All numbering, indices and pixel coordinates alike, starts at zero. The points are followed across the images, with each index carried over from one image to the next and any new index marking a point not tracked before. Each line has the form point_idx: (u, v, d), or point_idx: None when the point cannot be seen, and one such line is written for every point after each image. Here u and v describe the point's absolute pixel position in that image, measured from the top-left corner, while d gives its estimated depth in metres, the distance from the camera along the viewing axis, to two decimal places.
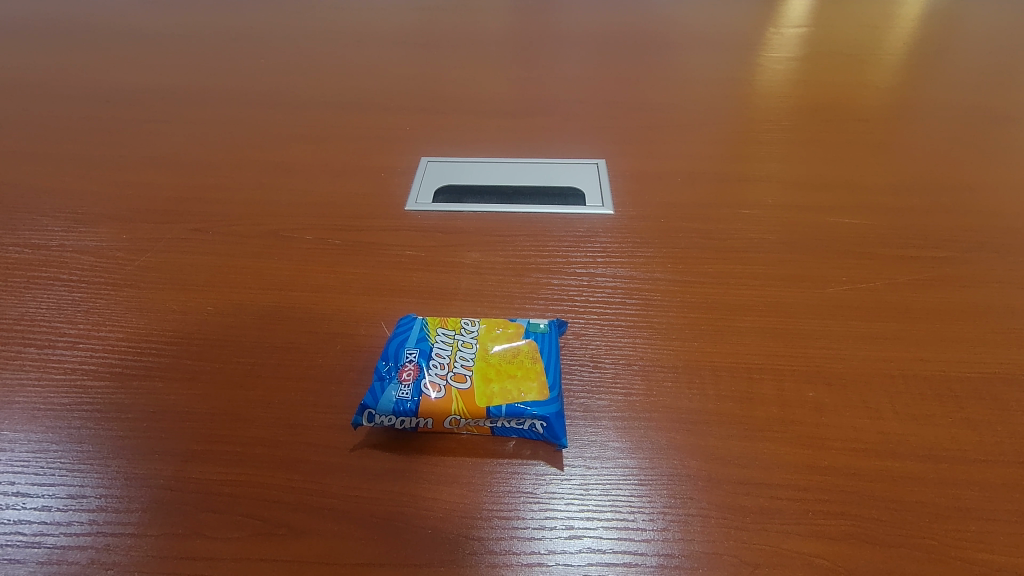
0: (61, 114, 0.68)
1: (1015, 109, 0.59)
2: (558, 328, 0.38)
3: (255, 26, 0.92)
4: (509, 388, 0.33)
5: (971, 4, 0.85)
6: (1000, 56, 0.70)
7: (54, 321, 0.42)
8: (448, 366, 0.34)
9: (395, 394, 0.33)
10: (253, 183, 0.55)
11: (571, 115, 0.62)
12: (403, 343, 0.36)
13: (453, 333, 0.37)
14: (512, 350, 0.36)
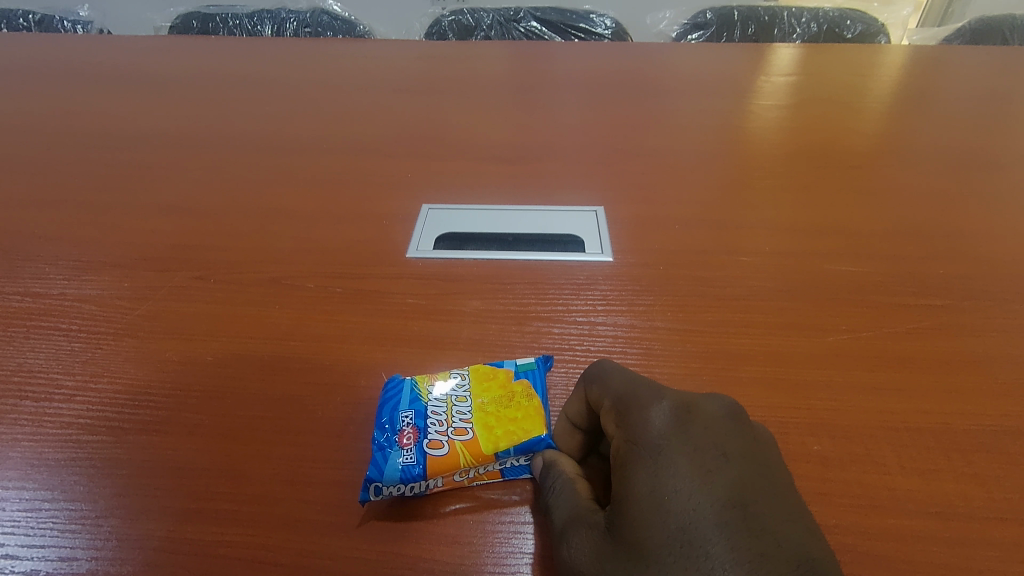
0: (65, 161, 0.69)
1: (1005, 155, 0.60)
2: (546, 362, 0.38)
3: (260, 72, 0.94)
4: (513, 434, 0.33)
5: (957, 51, 0.87)
6: (989, 101, 0.71)
7: (52, 373, 0.41)
8: (444, 425, 0.34)
9: (400, 460, 0.32)
10: (254, 230, 0.56)
11: (569, 161, 0.63)
12: (391, 404, 0.35)
13: (444, 390, 0.37)
14: (504, 395, 0.36)
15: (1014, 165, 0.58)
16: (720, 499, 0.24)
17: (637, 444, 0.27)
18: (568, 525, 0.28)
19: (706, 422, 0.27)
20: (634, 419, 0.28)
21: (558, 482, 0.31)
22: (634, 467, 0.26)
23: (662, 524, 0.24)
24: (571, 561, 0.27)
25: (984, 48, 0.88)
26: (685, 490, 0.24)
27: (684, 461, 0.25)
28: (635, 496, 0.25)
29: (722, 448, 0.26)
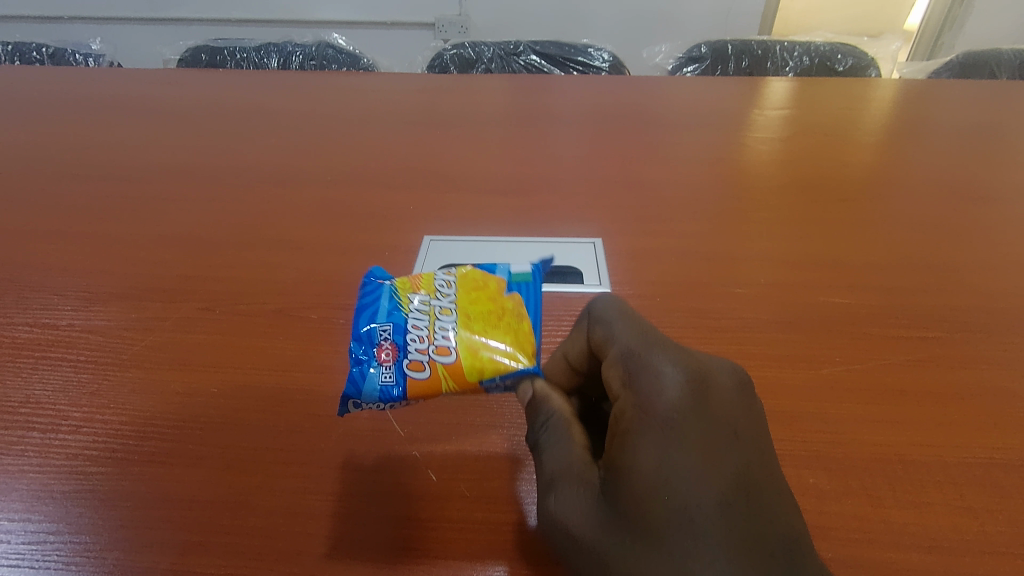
0: (75, 193, 0.71)
1: (994, 188, 0.61)
2: (539, 280, 0.40)
3: (266, 105, 0.96)
4: (496, 347, 0.35)
5: (946, 85, 0.89)
6: (978, 135, 0.72)
7: (59, 404, 0.42)
8: (426, 338, 0.35)
9: (379, 380, 0.34)
10: (259, 262, 0.57)
11: (568, 193, 0.64)
12: (372, 313, 0.36)
13: (427, 298, 0.38)
14: (491, 304, 0.38)
15: (1004, 198, 0.59)
16: (725, 483, 0.26)
17: (646, 412, 0.28)
18: (558, 475, 0.30)
19: (717, 397, 0.29)
20: (646, 383, 0.29)
21: (551, 424, 0.33)
22: (644, 436, 0.27)
23: (671, 501, 0.26)
24: (559, 512, 0.29)
25: (972, 82, 0.90)
26: (697, 470, 0.26)
27: (694, 448, 0.27)
28: (641, 469, 0.27)
29: (728, 425, 0.28)
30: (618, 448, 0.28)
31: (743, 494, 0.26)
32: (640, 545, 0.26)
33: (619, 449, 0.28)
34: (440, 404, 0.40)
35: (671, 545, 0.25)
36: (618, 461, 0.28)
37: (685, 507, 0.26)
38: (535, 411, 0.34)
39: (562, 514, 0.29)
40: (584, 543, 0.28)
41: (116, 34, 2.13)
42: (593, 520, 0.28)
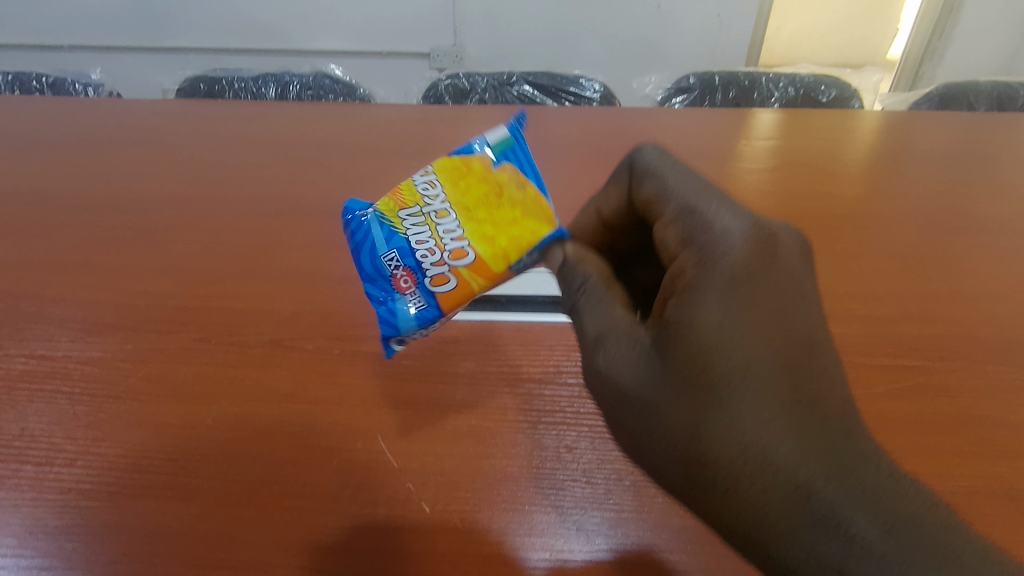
0: (73, 224, 0.71)
1: (975, 217, 0.62)
2: (520, 136, 0.41)
3: (264, 135, 0.98)
4: (505, 232, 0.39)
5: (927, 116, 0.91)
6: (959, 165, 0.74)
7: (54, 437, 0.42)
8: (435, 253, 0.40)
9: (410, 309, 0.40)
10: (256, 292, 0.58)
11: (559, 224, 0.66)
12: (372, 246, 0.41)
13: (419, 209, 0.41)
14: (483, 185, 0.40)
15: (985, 227, 0.61)
16: (778, 342, 0.31)
17: (708, 269, 0.32)
18: (604, 333, 0.35)
19: (777, 264, 0.33)
20: (715, 247, 0.33)
21: (588, 284, 0.37)
22: (706, 293, 0.32)
23: (726, 358, 0.30)
24: (610, 365, 0.34)
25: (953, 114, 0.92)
26: (752, 330, 0.30)
27: (751, 308, 0.31)
28: (702, 323, 0.31)
29: (789, 295, 0.32)
30: (677, 304, 0.32)
31: (795, 358, 0.30)
32: (690, 393, 0.31)
33: (679, 306, 0.32)
34: (434, 435, 0.41)
35: (721, 395, 0.30)
36: (676, 315, 0.32)
37: (739, 363, 0.30)
38: (569, 269, 0.38)
39: (609, 359, 0.34)
40: (631, 385, 0.33)
41: (116, 64, 2.16)
42: (643, 366, 0.33)
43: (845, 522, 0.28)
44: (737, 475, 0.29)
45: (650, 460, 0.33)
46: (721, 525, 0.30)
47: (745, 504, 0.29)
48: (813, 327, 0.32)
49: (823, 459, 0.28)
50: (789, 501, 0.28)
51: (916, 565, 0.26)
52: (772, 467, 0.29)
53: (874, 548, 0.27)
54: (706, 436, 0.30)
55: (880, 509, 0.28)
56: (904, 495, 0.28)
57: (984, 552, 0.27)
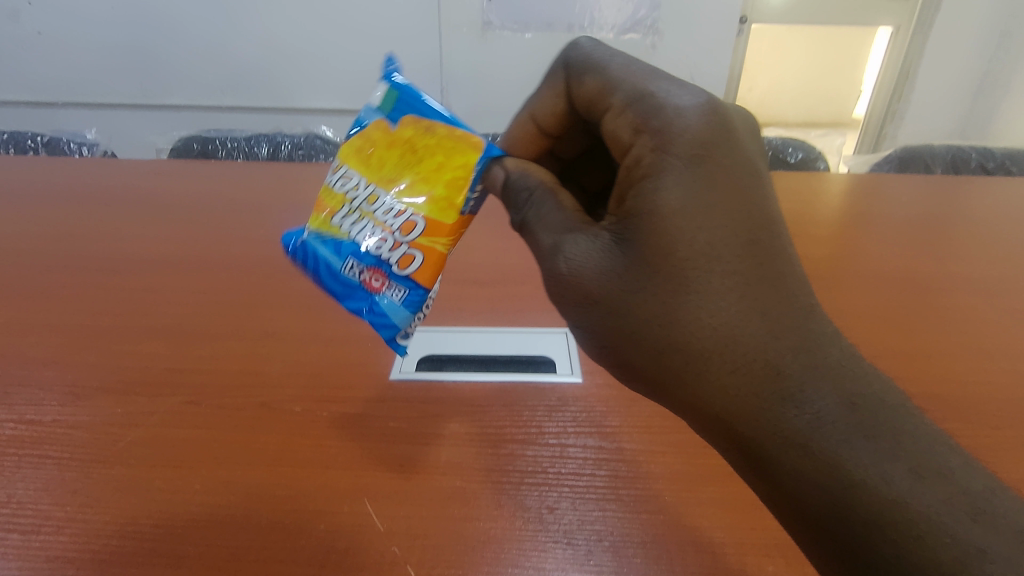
0: (64, 285, 0.72)
1: (935, 276, 0.66)
2: (400, 95, 0.53)
3: (256, 195, 1.00)
4: (437, 174, 0.50)
5: (887, 181, 0.97)
6: (918, 227, 0.79)
7: (42, 503, 0.43)
8: (391, 244, 0.49)
9: (396, 300, 0.49)
10: (246, 353, 0.59)
11: (541, 286, 0.69)
12: (329, 266, 0.50)
13: (353, 209, 0.52)
14: (401, 151, 0.52)
15: (944, 286, 0.64)
16: (727, 224, 0.38)
17: (661, 154, 0.40)
18: (568, 231, 0.43)
19: (720, 146, 0.40)
20: (666, 139, 0.40)
21: (539, 194, 0.46)
22: (663, 177, 0.39)
23: (685, 245, 0.38)
24: (572, 253, 0.42)
25: (910, 179, 0.98)
26: (700, 214, 0.38)
27: (703, 195, 0.38)
28: (663, 207, 0.39)
29: (735, 182, 0.39)
30: (639, 195, 0.40)
31: (746, 245, 0.38)
32: (653, 278, 0.39)
33: (642, 197, 0.40)
34: (420, 497, 0.42)
35: (684, 282, 0.38)
36: (640, 205, 0.40)
37: (699, 254, 0.38)
38: (525, 186, 0.47)
39: (574, 256, 0.42)
40: (598, 276, 0.41)
41: (110, 121, 2.20)
42: (605, 254, 0.41)
43: (806, 399, 0.34)
44: (709, 358, 0.37)
45: (627, 345, 0.40)
46: (699, 405, 0.38)
47: (720, 383, 0.37)
48: (758, 212, 0.39)
49: (785, 343, 0.36)
50: (759, 380, 0.36)
51: (874, 433, 0.33)
52: (738, 347, 0.36)
53: (835, 420, 0.34)
54: (679, 321, 0.38)
55: (839, 389, 0.35)
56: (853, 369, 0.36)
57: (921, 416, 0.35)
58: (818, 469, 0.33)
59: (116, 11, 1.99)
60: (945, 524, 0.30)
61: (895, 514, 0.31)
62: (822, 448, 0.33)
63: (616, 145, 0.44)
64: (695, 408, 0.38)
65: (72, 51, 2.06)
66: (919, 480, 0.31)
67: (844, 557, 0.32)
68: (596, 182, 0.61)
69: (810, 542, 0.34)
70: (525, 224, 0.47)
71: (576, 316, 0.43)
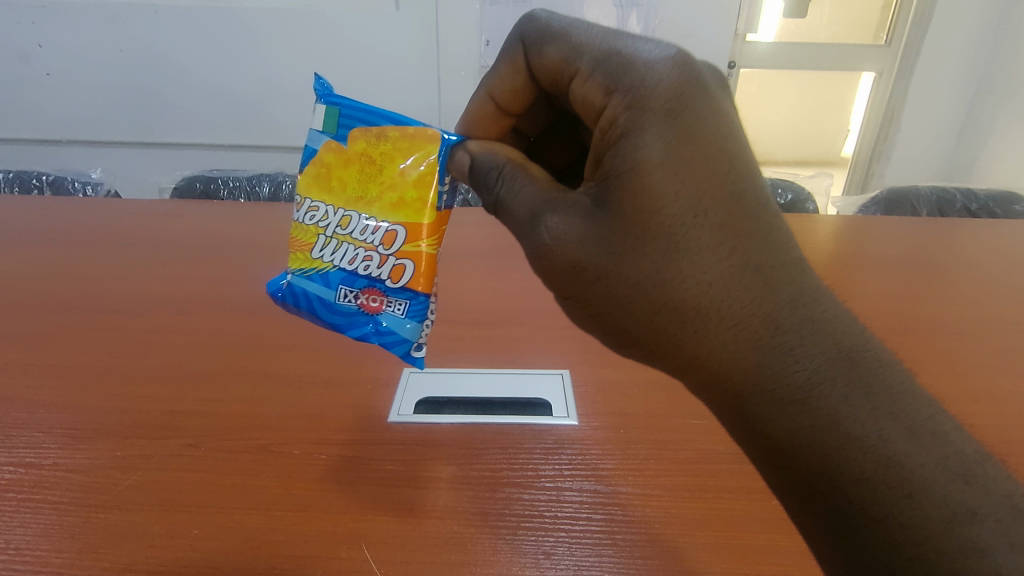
0: (66, 326, 0.73)
1: (922, 317, 0.68)
2: (337, 112, 0.55)
3: (257, 236, 1.02)
4: (401, 177, 0.52)
5: (875, 221, 0.99)
6: (905, 267, 0.81)
7: (40, 550, 0.43)
8: (378, 261, 0.52)
9: (399, 316, 0.52)
10: (246, 395, 0.60)
11: (538, 327, 0.70)
12: (325, 301, 0.53)
13: (329, 236, 0.54)
14: (357, 166, 0.54)
15: (932, 326, 0.65)
16: (704, 182, 0.40)
17: (636, 112, 0.40)
18: (549, 203, 0.45)
19: (691, 95, 0.40)
20: (639, 96, 0.40)
21: (510, 170, 0.48)
22: (641, 136, 0.40)
23: (670, 207, 0.40)
24: (556, 224, 0.43)
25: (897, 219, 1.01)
26: (679, 175, 0.40)
27: (680, 153, 0.40)
28: (644, 167, 0.40)
29: (711, 138, 0.40)
30: (617, 158, 0.41)
31: (725, 203, 0.40)
32: (642, 242, 0.40)
33: (621, 159, 0.40)
34: (417, 542, 0.42)
35: (673, 244, 0.40)
36: (619, 168, 0.40)
37: (681, 217, 0.40)
38: (496, 165, 0.49)
39: (555, 225, 0.43)
40: (582, 244, 0.42)
41: (113, 160, 2.23)
42: (587, 222, 0.42)
43: (797, 353, 0.37)
44: (701, 318, 0.39)
45: (616, 308, 0.42)
46: (693, 364, 0.40)
47: (714, 345, 0.39)
48: (736, 171, 0.41)
49: (777, 299, 0.38)
50: (757, 338, 0.38)
51: (866, 384, 0.36)
52: (728, 308, 0.39)
53: (828, 373, 0.36)
54: (669, 285, 0.40)
55: (829, 347, 0.37)
56: (837, 326, 0.38)
57: (899, 366, 0.38)
58: (815, 429, 0.35)
59: (124, 54, 2.04)
60: (936, 481, 0.33)
61: (890, 471, 0.34)
62: (818, 407, 0.36)
63: (585, 106, 0.44)
64: (689, 368, 0.41)
65: (79, 92, 2.11)
66: (912, 439, 0.34)
67: (835, 513, 0.35)
68: (561, 157, 0.65)
69: (802, 501, 0.37)
70: (497, 197, 0.48)
71: (560, 283, 0.45)
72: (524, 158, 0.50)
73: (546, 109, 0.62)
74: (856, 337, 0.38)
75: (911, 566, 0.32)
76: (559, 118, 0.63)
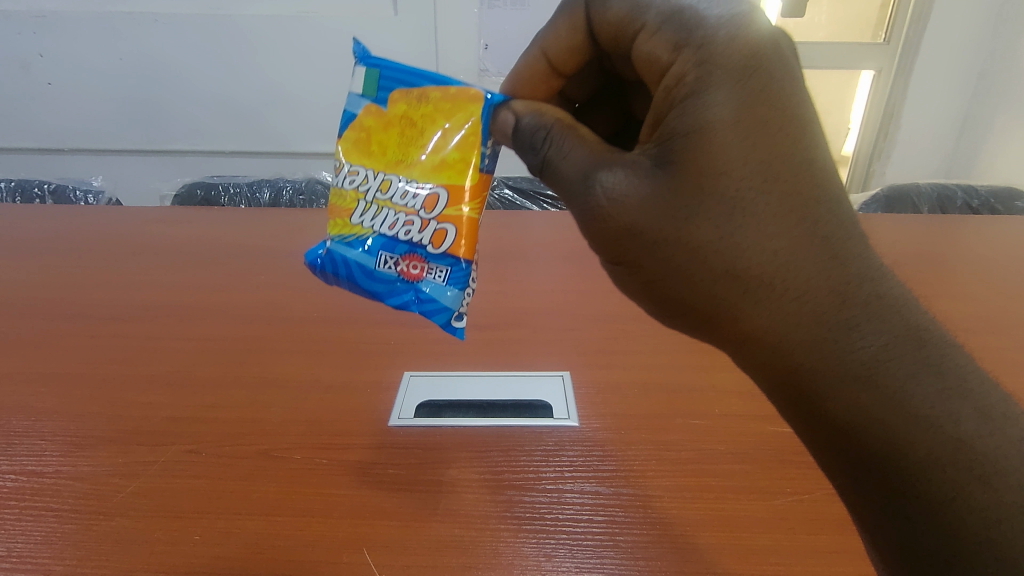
0: (68, 334, 0.73)
1: None
2: (376, 74, 0.56)
3: (258, 241, 1.02)
4: (443, 138, 0.53)
5: (876, 221, 0.99)
6: (906, 266, 0.81)
7: (41, 557, 0.43)
8: (419, 226, 0.53)
9: (441, 282, 0.53)
10: (248, 400, 0.60)
11: (539, 329, 0.70)
12: (363, 267, 0.54)
13: (369, 202, 0.55)
14: (399, 129, 0.55)
15: None
16: (770, 146, 0.40)
17: (705, 68, 0.40)
18: (603, 163, 0.44)
19: (760, 59, 0.40)
20: (711, 53, 0.40)
21: (558, 131, 0.48)
22: (709, 95, 0.40)
23: (733, 171, 0.40)
24: (613, 183, 0.43)
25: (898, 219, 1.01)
26: (744, 137, 0.39)
27: (747, 113, 0.40)
28: (710, 126, 0.40)
29: (780, 101, 0.40)
30: (684, 116, 0.41)
31: (791, 170, 0.39)
32: (705, 204, 0.40)
33: (689, 117, 0.40)
34: (417, 547, 0.42)
35: (736, 208, 0.40)
36: (687, 127, 0.40)
37: (748, 180, 0.39)
38: (543, 125, 0.48)
39: (612, 185, 0.43)
40: (639, 204, 0.42)
41: (114, 168, 2.24)
42: (646, 183, 0.42)
43: (867, 327, 0.36)
44: (766, 286, 0.39)
45: (672, 272, 0.42)
46: (752, 335, 0.40)
47: (776, 315, 0.38)
48: (805, 138, 0.40)
49: (846, 272, 0.38)
50: (826, 309, 0.37)
51: (936, 364, 0.35)
52: (795, 279, 0.38)
53: (897, 350, 0.36)
54: (732, 251, 0.40)
55: (898, 324, 0.36)
56: (904, 303, 0.38)
57: (963, 348, 0.37)
58: (883, 404, 0.35)
59: (124, 63, 2.05)
60: (1011, 466, 0.32)
61: (961, 452, 0.33)
62: (887, 382, 0.35)
63: (649, 64, 0.44)
64: (748, 342, 0.40)
65: (79, 101, 2.11)
66: (985, 421, 0.34)
67: (895, 491, 0.35)
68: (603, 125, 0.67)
69: (858, 478, 0.37)
70: (546, 161, 0.48)
71: (613, 246, 0.45)
72: (573, 121, 0.49)
73: (597, 74, 0.64)
74: (923, 317, 0.38)
75: (980, 551, 0.32)
76: (607, 85, 0.66)
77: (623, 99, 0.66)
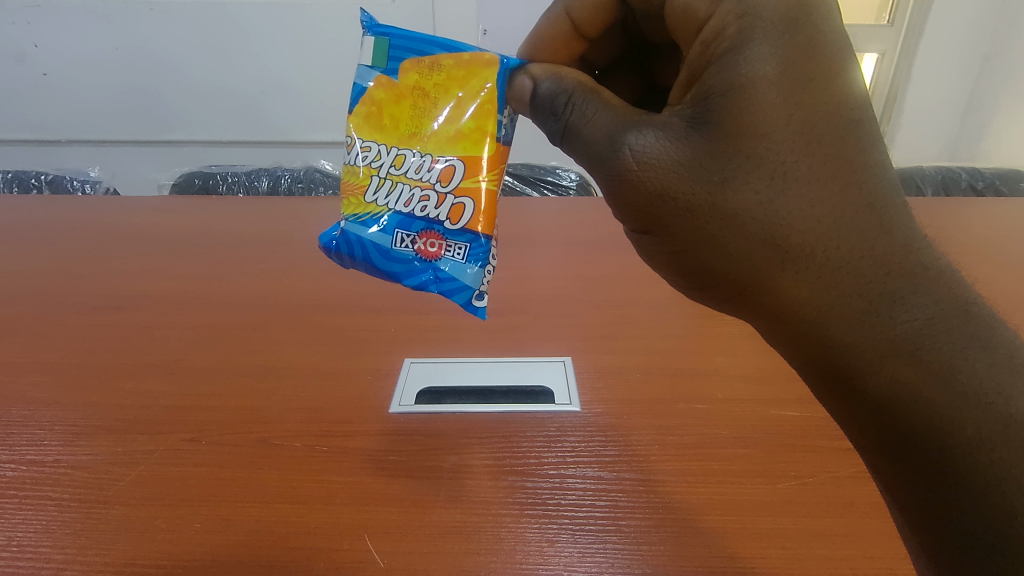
0: (66, 323, 0.73)
1: None
2: (386, 42, 0.55)
3: (257, 229, 1.01)
4: (460, 108, 0.53)
5: None
6: None
7: (41, 545, 0.43)
8: (435, 201, 0.53)
9: (462, 259, 0.53)
10: (248, 387, 0.59)
11: (541, 315, 0.69)
12: (381, 249, 0.53)
13: (383, 177, 0.54)
14: (411, 100, 0.54)
15: None
16: (808, 109, 0.39)
17: (745, 21, 0.40)
18: (634, 126, 0.45)
19: (801, 16, 0.40)
20: (753, 5, 0.40)
21: (579, 95, 0.48)
22: (749, 51, 0.40)
23: (770, 134, 0.39)
24: (643, 146, 0.43)
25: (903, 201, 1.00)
26: (783, 98, 0.39)
27: (785, 72, 0.39)
28: (748, 85, 0.39)
29: (824, 60, 0.39)
30: (722, 73, 0.40)
31: (828, 133, 0.39)
32: (740, 167, 0.40)
33: (727, 73, 0.40)
34: (418, 533, 0.42)
35: (772, 173, 0.39)
36: (725, 84, 0.40)
37: (785, 142, 0.39)
38: (563, 89, 0.49)
39: (644, 147, 0.43)
40: (671, 166, 0.42)
41: (111, 158, 2.23)
42: (679, 147, 0.42)
43: (911, 296, 0.35)
44: (806, 255, 0.38)
45: (703, 239, 0.42)
46: (787, 308, 0.40)
47: (816, 283, 0.38)
48: (849, 101, 0.40)
49: (889, 241, 0.37)
50: (868, 279, 0.36)
51: (985, 337, 0.34)
52: (835, 248, 0.37)
53: (942, 321, 0.35)
54: (768, 217, 0.39)
55: (944, 296, 0.35)
56: (952, 277, 0.37)
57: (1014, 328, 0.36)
58: (927, 378, 0.34)
59: (120, 53, 2.03)
60: None
61: (1013, 428, 0.32)
62: (933, 354, 0.34)
63: (686, 18, 0.44)
64: (783, 315, 0.40)
65: (76, 91, 2.10)
66: None
67: (936, 470, 0.34)
68: (623, 92, 0.66)
69: (899, 459, 0.36)
70: (569, 125, 0.48)
71: (643, 212, 0.45)
72: (594, 85, 0.50)
73: (622, 38, 0.64)
74: (969, 290, 0.37)
75: None
76: (631, 50, 0.65)
77: (647, 62, 0.65)
